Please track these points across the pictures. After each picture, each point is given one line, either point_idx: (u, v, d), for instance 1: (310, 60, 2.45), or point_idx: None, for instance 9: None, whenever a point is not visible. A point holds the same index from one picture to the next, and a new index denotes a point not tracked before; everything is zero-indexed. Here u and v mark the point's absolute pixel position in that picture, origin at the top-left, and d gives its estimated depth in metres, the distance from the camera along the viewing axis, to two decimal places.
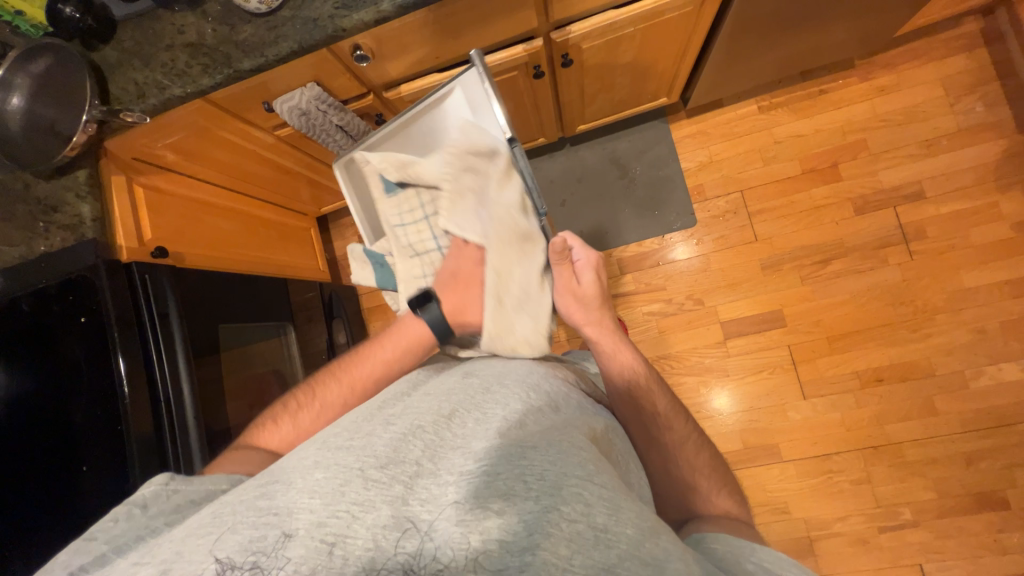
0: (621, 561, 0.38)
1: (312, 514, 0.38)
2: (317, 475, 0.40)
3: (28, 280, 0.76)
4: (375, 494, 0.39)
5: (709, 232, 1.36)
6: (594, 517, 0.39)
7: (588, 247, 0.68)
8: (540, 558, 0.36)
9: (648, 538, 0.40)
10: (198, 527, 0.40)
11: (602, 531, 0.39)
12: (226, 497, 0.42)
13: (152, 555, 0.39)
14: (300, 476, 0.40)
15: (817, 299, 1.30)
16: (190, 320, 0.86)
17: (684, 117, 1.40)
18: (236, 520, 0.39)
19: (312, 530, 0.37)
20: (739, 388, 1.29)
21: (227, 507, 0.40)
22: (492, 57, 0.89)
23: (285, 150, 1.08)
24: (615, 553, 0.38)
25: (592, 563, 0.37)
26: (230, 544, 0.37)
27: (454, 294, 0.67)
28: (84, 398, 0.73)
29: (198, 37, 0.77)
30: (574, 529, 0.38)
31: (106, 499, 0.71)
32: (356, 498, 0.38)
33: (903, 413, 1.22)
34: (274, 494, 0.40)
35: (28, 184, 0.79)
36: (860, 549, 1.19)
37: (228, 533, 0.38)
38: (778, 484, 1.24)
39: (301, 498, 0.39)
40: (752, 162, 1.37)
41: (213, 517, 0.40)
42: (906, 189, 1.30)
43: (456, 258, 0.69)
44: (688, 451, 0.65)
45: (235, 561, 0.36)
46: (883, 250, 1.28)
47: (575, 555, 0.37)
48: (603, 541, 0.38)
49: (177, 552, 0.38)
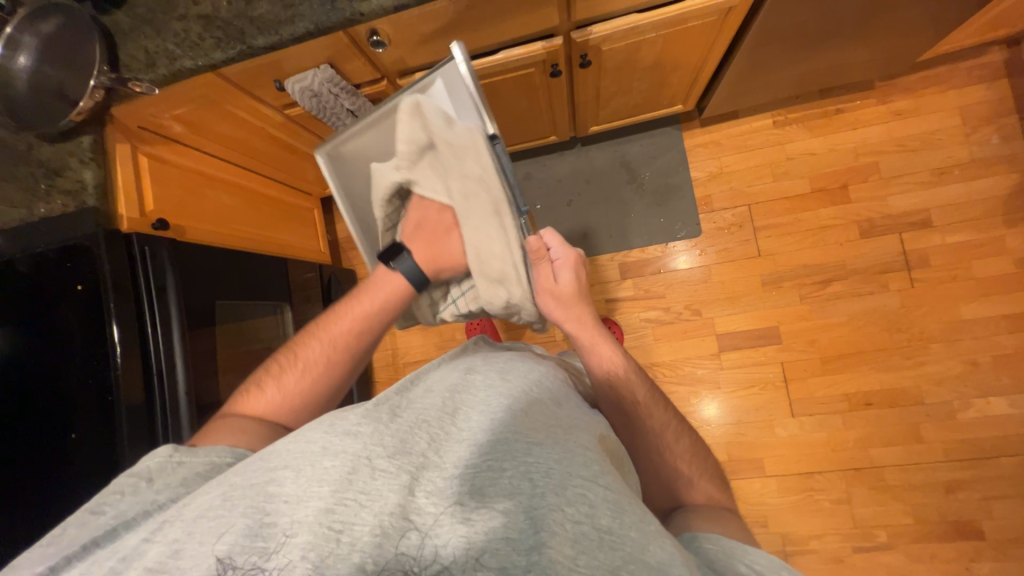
0: (625, 564, 0.37)
1: (320, 501, 0.36)
2: (325, 462, 0.39)
3: (25, 243, 0.76)
4: (383, 484, 0.38)
5: (713, 244, 1.35)
6: (598, 519, 0.39)
7: (566, 246, 0.71)
8: (545, 557, 0.36)
9: (653, 541, 0.39)
10: (209, 509, 0.38)
11: (607, 533, 0.38)
12: (232, 477, 0.41)
13: (164, 534, 0.38)
14: (309, 463, 0.39)
15: (814, 319, 1.30)
16: (188, 295, 0.86)
17: (697, 126, 1.39)
18: (246, 501, 0.37)
19: (319, 516, 0.36)
20: (729, 400, 1.30)
21: (237, 490, 0.39)
22: (509, 53, 0.88)
23: (293, 129, 1.06)
24: (620, 555, 0.37)
25: (598, 564, 0.36)
26: (235, 535, 0.35)
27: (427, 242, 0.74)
28: (79, 369, 0.73)
29: (213, 9, 0.75)
30: (578, 530, 0.38)
31: (94, 466, 0.71)
32: (364, 487, 0.37)
33: (889, 438, 1.23)
34: (282, 481, 0.38)
35: (30, 146, 0.78)
36: (833, 567, 1.21)
37: (237, 516, 0.37)
38: (758, 497, 1.25)
39: (310, 486, 0.37)
40: (762, 177, 1.36)
41: (222, 499, 0.38)
42: (914, 215, 1.29)
43: (421, 210, 0.75)
44: (670, 433, 0.63)
45: (236, 561, 0.34)
46: (885, 275, 1.29)
47: (580, 555, 0.37)
48: (608, 544, 0.38)
49: (186, 534, 0.37)
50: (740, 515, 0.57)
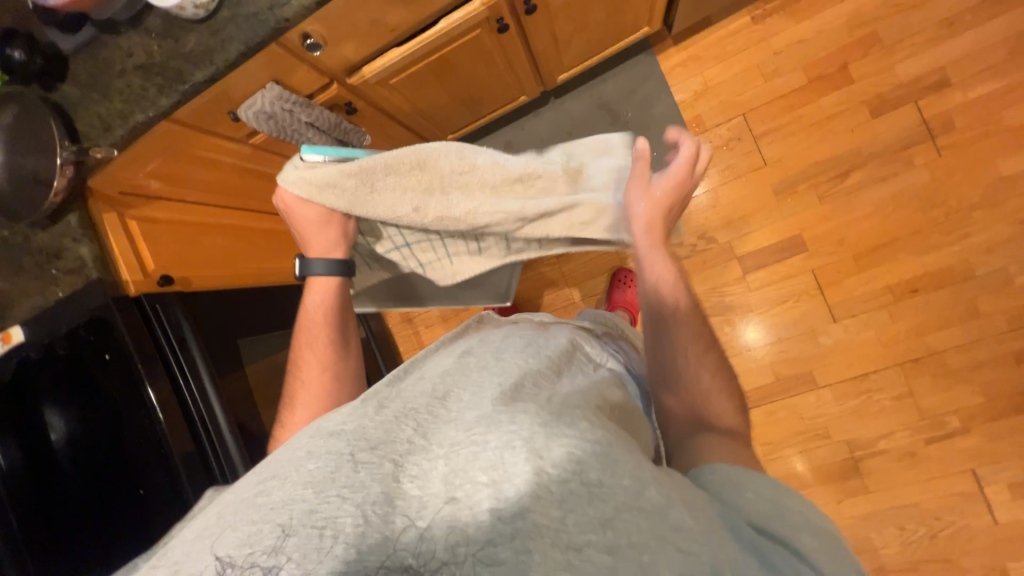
0: (618, 514, 0.34)
1: (304, 503, 0.35)
2: (308, 466, 0.37)
3: (47, 328, 0.78)
4: (365, 475, 0.36)
5: (714, 165, 1.28)
6: (588, 473, 0.36)
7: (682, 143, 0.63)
8: (530, 521, 0.33)
9: (648, 487, 0.36)
10: (205, 529, 0.37)
11: (597, 486, 0.35)
12: (228, 497, 0.40)
13: (166, 560, 0.36)
14: (294, 469, 0.38)
15: (838, 217, 1.22)
16: (208, 341, 0.88)
17: (671, 45, 1.31)
18: (237, 516, 0.36)
19: (304, 517, 0.34)
20: (766, 320, 1.25)
21: (230, 508, 0.37)
22: (449, 19, 0.83)
23: (265, 157, 1.04)
24: (611, 506, 0.35)
25: (588, 519, 0.34)
26: (230, 541, 0.34)
27: (323, 239, 0.66)
28: (131, 426, 0.78)
29: (147, 57, 0.75)
30: (565, 489, 0.35)
31: (168, 511, 0.76)
32: (346, 481, 0.36)
33: (943, 321, 1.16)
34: (270, 490, 0.37)
35: (27, 237, 0.81)
36: (908, 463, 1.16)
37: (230, 529, 0.35)
38: (815, 410, 1.21)
39: (295, 489, 0.36)
40: (752, 81, 1.27)
41: (216, 519, 0.37)
42: (929, 78, 1.18)
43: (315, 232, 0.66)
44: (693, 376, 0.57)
45: (234, 559, 0.34)
46: (907, 152, 1.19)
47: (568, 514, 0.34)
48: (598, 496, 0.35)
49: (186, 556, 0.35)
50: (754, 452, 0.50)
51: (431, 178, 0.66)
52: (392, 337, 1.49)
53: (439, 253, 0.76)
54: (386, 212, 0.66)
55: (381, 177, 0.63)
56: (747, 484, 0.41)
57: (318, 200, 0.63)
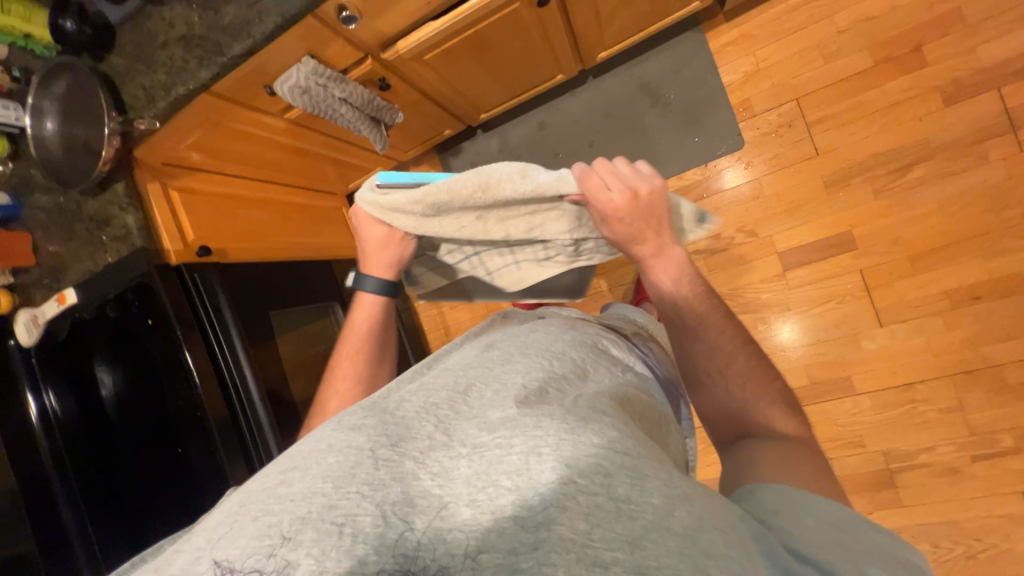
0: (648, 534, 0.32)
1: (324, 497, 0.34)
2: (329, 459, 0.37)
3: (98, 290, 0.83)
4: (385, 472, 0.36)
5: (760, 153, 1.20)
6: (615, 488, 0.34)
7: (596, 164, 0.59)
8: (554, 534, 0.32)
9: (678, 506, 0.34)
10: (227, 516, 0.36)
11: (626, 502, 0.34)
12: (250, 484, 0.39)
13: (190, 543, 0.36)
14: (315, 460, 0.37)
15: (895, 214, 1.13)
16: (242, 310, 0.92)
17: (723, 21, 1.22)
18: (257, 505, 0.36)
19: (323, 512, 0.34)
20: (805, 320, 1.18)
21: (251, 496, 0.37)
22: None
23: (301, 133, 1.04)
24: (640, 524, 0.33)
25: (614, 536, 0.32)
26: (249, 533, 0.34)
27: (382, 260, 0.69)
28: (171, 388, 0.82)
29: (188, 29, 0.77)
30: (592, 501, 0.33)
31: (205, 472, 0.80)
32: (366, 478, 0.35)
33: (1005, 332, 1.07)
34: (290, 480, 0.36)
35: (79, 204, 0.85)
36: (949, 479, 1.09)
37: (249, 519, 0.35)
38: (851, 418, 1.15)
39: (315, 482, 0.36)
40: (810, 62, 1.17)
41: (237, 507, 0.37)
42: (1015, 62, 1.05)
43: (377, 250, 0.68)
44: (732, 386, 0.54)
45: (245, 561, 0.32)
46: (982, 144, 1.07)
47: (594, 528, 0.32)
48: (626, 513, 0.33)
49: (208, 542, 0.35)
50: (821, 462, 0.45)
51: (494, 199, 0.60)
52: (417, 316, 1.51)
53: (506, 262, 0.74)
54: (452, 231, 0.65)
55: (443, 203, 0.60)
56: (807, 510, 0.37)
57: (389, 220, 0.64)
